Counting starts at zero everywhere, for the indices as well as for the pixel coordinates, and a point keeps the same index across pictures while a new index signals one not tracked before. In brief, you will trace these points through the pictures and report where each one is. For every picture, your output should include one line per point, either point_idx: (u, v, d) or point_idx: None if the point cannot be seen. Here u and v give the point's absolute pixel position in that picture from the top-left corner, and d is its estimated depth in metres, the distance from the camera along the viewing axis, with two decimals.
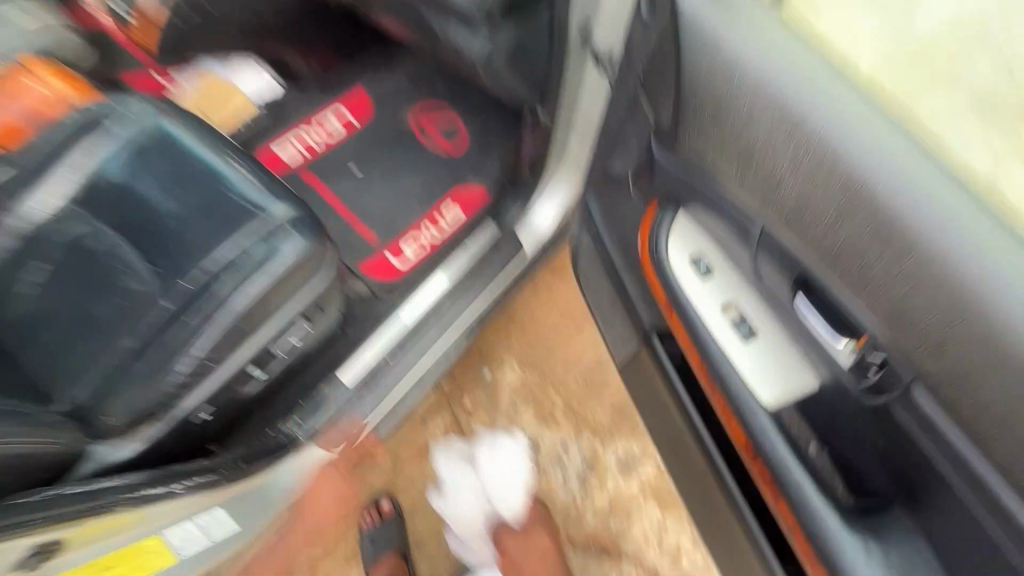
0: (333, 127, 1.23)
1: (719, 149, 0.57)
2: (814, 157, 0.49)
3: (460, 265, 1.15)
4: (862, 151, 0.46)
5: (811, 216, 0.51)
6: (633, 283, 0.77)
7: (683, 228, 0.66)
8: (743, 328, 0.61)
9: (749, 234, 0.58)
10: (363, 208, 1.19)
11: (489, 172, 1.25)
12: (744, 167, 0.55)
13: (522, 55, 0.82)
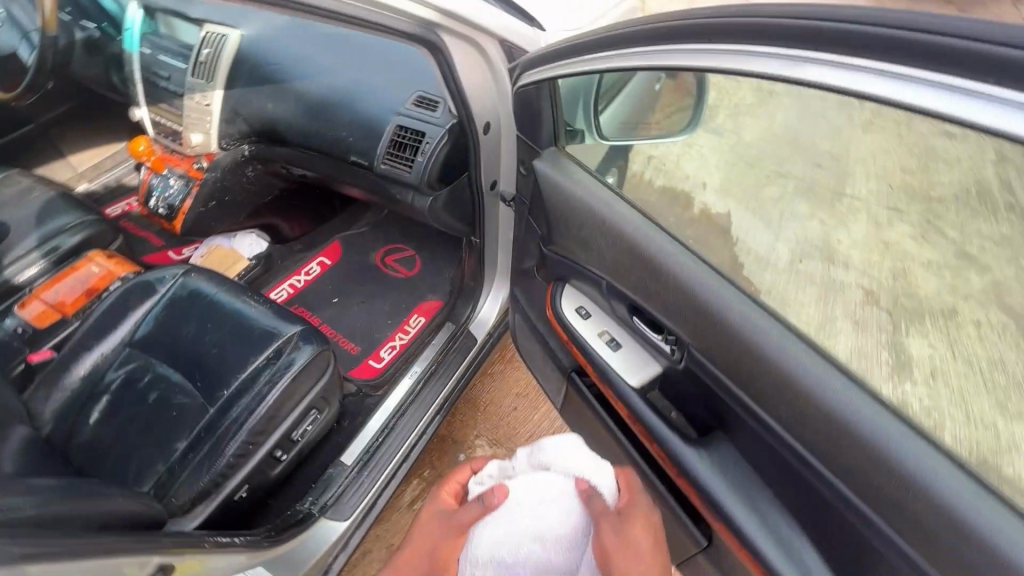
0: (315, 271, 1.64)
1: (577, 239, 0.93)
2: (609, 234, 0.86)
3: (429, 355, 1.44)
4: (629, 228, 0.84)
5: (618, 267, 0.87)
6: (552, 340, 1.11)
7: (570, 293, 1.00)
8: (612, 345, 0.92)
9: (598, 284, 0.93)
10: (346, 329, 1.53)
11: (441, 288, 1.62)
12: (582, 246, 0.92)
13: (455, 204, 1.25)
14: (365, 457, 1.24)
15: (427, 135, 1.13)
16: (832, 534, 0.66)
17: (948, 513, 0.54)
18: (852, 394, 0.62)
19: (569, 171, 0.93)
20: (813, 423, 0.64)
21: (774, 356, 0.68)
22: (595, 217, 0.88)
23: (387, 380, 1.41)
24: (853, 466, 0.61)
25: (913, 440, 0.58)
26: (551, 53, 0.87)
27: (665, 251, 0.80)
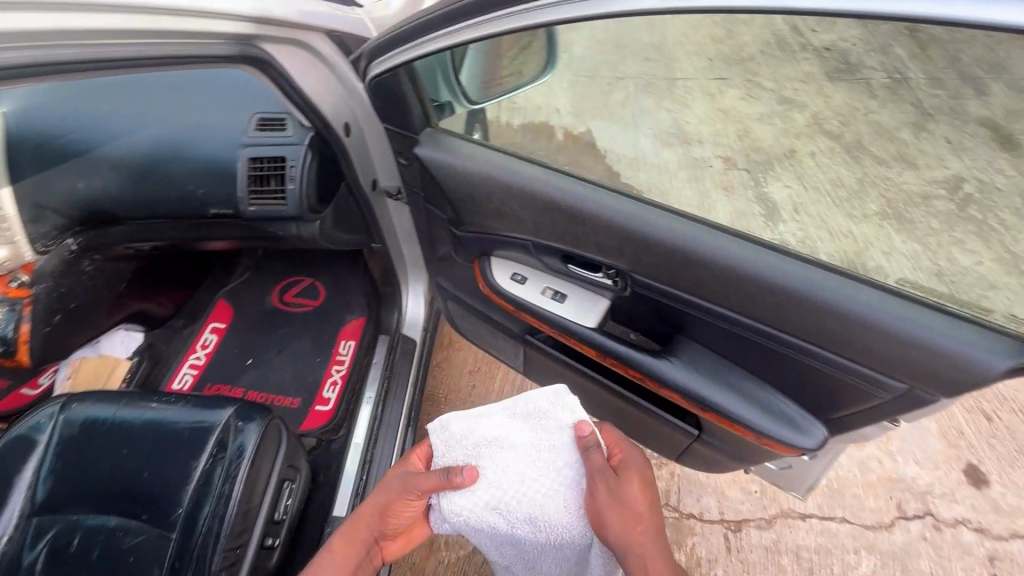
0: (213, 341, 1.47)
1: (484, 212, 0.91)
2: (521, 198, 0.85)
3: (375, 374, 1.37)
4: (539, 186, 0.83)
5: (542, 224, 0.86)
6: (494, 312, 1.11)
7: (498, 261, 0.99)
8: (558, 298, 0.94)
9: (526, 246, 0.92)
10: (275, 385, 1.40)
11: (356, 304, 1.54)
12: (498, 218, 0.90)
13: (341, 217, 1.16)
14: (359, 500, 1.18)
15: (287, 158, 1.02)
16: (800, 382, 0.77)
17: (890, 334, 0.64)
18: (788, 265, 0.69)
19: (457, 149, 0.89)
20: (764, 300, 0.71)
21: (713, 258, 0.73)
22: (501, 186, 0.85)
23: (345, 416, 1.33)
24: (806, 322, 0.70)
25: (844, 285, 0.66)
26: (393, 36, 0.78)
27: (582, 197, 0.80)
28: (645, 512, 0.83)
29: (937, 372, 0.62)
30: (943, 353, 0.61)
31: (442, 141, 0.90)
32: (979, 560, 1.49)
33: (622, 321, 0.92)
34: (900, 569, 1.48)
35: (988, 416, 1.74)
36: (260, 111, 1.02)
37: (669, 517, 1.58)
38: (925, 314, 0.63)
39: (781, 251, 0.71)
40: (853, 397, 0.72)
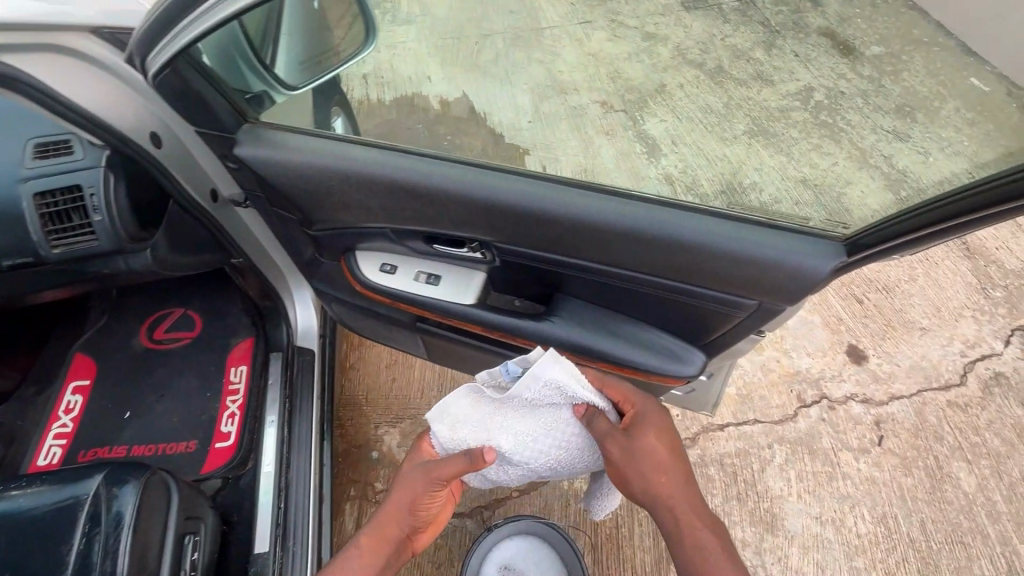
0: (79, 402, 1.30)
1: (328, 208, 0.84)
2: (357, 185, 0.78)
3: (274, 395, 1.28)
4: (371, 169, 0.76)
5: (385, 208, 0.80)
6: (378, 307, 1.06)
7: (364, 252, 0.93)
8: (433, 280, 0.89)
9: (387, 233, 0.86)
10: (163, 433, 1.27)
11: (240, 326, 1.42)
12: (345, 210, 0.83)
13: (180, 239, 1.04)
14: (280, 530, 1.11)
15: (82, 186, 0.88)
16: (668, 315, 0.80)
17: (733, 257, 0.67)
18: (633, 208, 0.70)
19: (275, 142, 0.80)
20: (620, 246, 0.72)
21: (562, 214, 0.71)
22: (332, 175, 0.78)
23: (249, 447, 1.23)
24: (661, 258, 0.71)
25: (685, 218, 0.68)
26: (167, 5, 0.66)
27: (418, 174, 0.75)
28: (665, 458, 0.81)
29: (776, 283, 0.67)
30: (779, 265, 0.66)
31: (257, 136, 0.80)
32: (868, 426, 1.68)
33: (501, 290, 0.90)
34: (808, 451, 1.64)
35: (860, 299, 1.94)
36: (35, 137, 0.89)
37: None
38: (758, 232, 0.67)
39: (624, 196, 0.71)
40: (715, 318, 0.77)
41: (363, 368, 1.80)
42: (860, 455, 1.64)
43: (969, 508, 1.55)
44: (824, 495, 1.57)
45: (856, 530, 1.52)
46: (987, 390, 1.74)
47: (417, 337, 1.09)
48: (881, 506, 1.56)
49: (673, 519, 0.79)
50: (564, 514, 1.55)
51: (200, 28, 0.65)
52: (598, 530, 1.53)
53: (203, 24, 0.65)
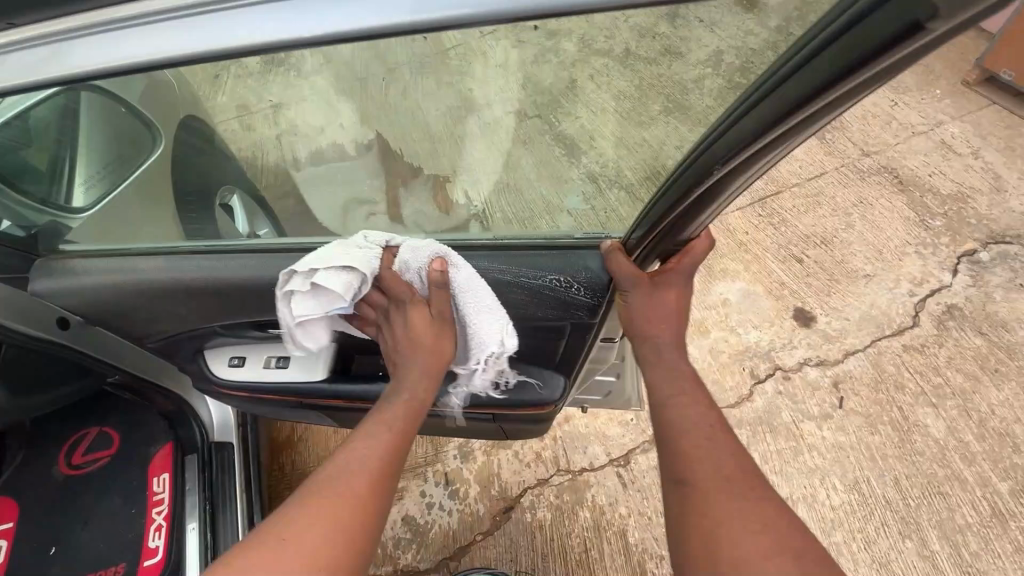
0: (3, 548, 1.27)
1: (157, 323, 0.95)
2: (232, 290, 0.89)
3: (197, 501, 1.25)
4: (239, 274, 0.87)
5: (259, 304, 0.91)
6: (255, 395, 1.03)
7: (223, 349, 1.02)
8: (283, 362, 0.98)
9: (249, 326, 0.96)
10: (93, 562, 1.24)
11: (157, 432, 1.38)
12: (161, 322, 0.95)
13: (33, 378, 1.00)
14: None
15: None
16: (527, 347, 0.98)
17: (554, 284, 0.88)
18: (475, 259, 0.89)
19: (141, 263, 0.88)
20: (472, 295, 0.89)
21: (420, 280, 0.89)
22: (204, 285, 0.88)
23: (177, 560, 1.20)
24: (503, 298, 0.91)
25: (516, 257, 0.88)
26: None
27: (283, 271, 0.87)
28: (690, 384, 0.88)
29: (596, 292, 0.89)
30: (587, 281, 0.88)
31: (120, 262, 0.88)
32: (827, 390, 1.62)
33: (367, 353, 1.02)
34: (769, 429, 1.58)
35: (800, 258, 1.86)
36: None
37: (563, 481, 1.58)
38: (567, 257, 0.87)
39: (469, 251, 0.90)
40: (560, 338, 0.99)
41: (313, 437, 1.76)
42: (823, 422, 1.57)
43: (942, 456, 1.50)
44: (793, 472, 1.51)
45: (829, 503, 1.46)
46: (942, 327, 1.68)
47: (305, 411, 1.08)
48: (852, 472, 1.50)
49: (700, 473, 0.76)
50: (530, 548, 1.50)
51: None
52: (568, 558, 1.48)
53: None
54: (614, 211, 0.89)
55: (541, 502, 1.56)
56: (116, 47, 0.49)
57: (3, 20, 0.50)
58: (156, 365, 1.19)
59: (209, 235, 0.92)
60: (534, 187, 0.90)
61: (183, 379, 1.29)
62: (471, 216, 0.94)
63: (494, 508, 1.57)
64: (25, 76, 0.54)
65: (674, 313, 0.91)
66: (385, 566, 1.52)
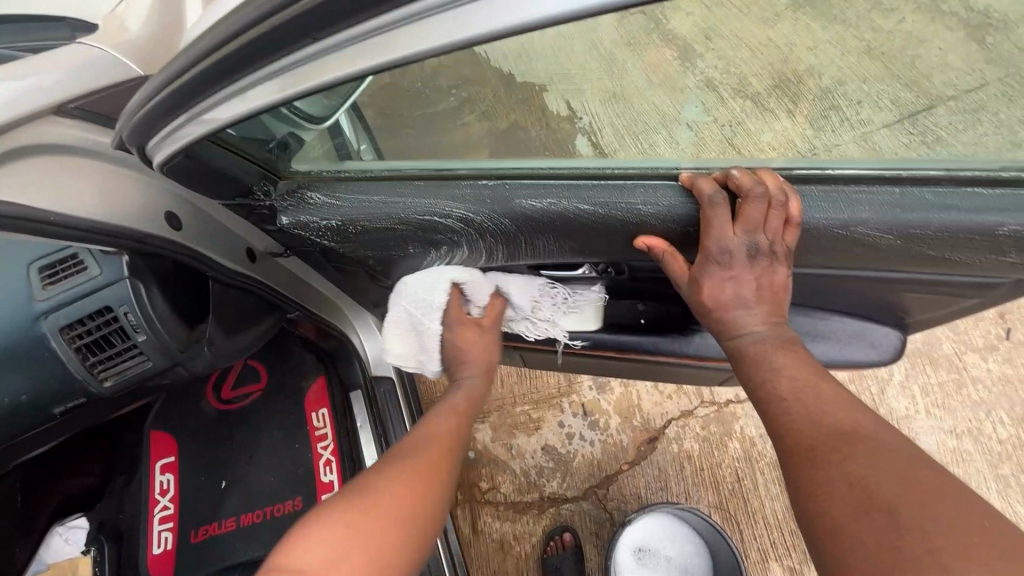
0: (172, 481, 1.23)
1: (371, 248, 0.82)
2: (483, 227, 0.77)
3: (369, 438, 1.20)
4: (605, 210, 0.72)
5: (621, 240, 0.76)
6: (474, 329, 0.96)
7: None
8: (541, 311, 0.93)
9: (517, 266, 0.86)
10: (267, 496, 1.21)
11: (307, 366, 1.31)
12: (383, 250, 0.82)
13: (232, 319, 0.94)
14: None
15: (113, 306, 0.79)
16: (856, 296, 0.82)
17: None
18: (926, 195, 0.65)
19: (488, 194, 0.74)
20: (916, 243, 0.66)
21: (839, 224, 0.68)
22: (553, 221, 0.74)
23: None
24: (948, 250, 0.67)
25: (978, 194, 0.63)
26: (196, 71, 0.53)
27: (674, 204, 0.70)
28: (791, 379, 0.66)
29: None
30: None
31: (442, 188, 0.75)
32: (992, 320, 1.51)
33: (627, 298, 0.92)
34: (930, 361, 1.50)
35: None
36: (36, 260, 0.78)
37: (709, 413, 1.53)
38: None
39: (912, 181, 0.66)
40: (907, 300, 0.80)
41: None
42: (989, 354, 1.49)
43: None
44: (956, 406, 1.45)
45: (996, 436, 1.41)
46: None
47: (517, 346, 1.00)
48: (1019, 406, 1.43)
49: (791, 456, 0.60)
50: (679, 477, 1.49)
51: (227, 117, 0.57)
52: (720, 487, 1.47)
53: (228, 112, 0.57)
54: (740, 124, 0.74)
55: (687, 433, 1.52)
56: (447, 32, 0.41)
57: (330, 28, 0.43)
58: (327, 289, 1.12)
59: (561, 158, 0.76)
60: (647, 97, 0.73)
61: (339, 314, 1.20)
62: (578, 130, 0.75)
63: (638, 438, 1.53)
64: (343, 70, 0.48)
65: (756, 292, 0.72)
66: (532, 494, 1.52)
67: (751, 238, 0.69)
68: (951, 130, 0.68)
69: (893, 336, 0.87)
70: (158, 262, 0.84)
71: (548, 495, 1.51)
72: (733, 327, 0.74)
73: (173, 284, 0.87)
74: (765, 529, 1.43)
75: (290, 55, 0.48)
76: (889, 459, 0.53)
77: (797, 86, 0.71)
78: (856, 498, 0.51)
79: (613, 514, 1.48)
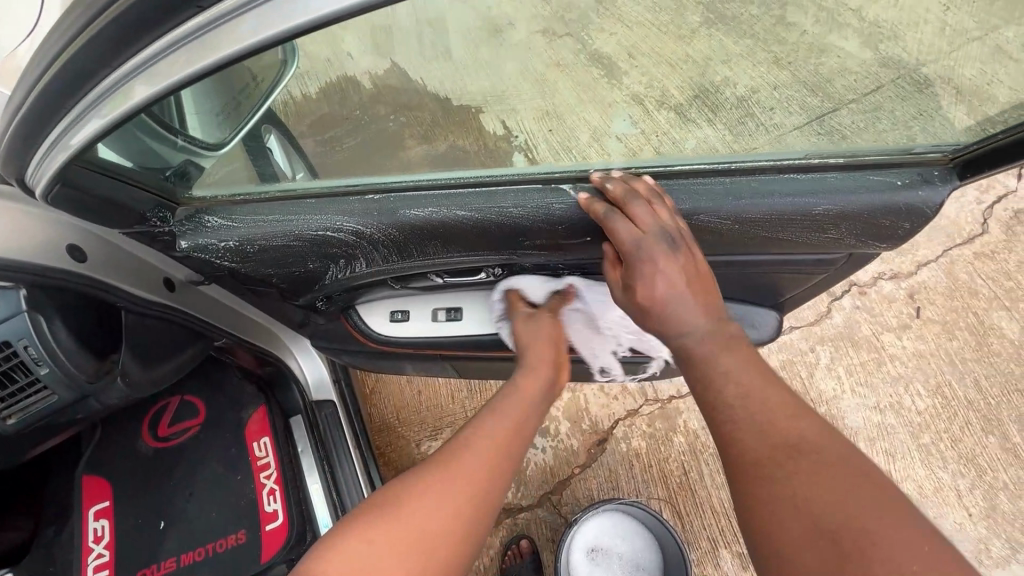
0: (107, 527, 1.19)
1: (277, 267, 0.84)
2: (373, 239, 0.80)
3: (312, 461, 1.21)
4: (480, 214, 0.77)
5: (503, 241, 0.82)
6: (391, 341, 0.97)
7: (386, 303, 1.00)
8: (455, 315, 0.97)
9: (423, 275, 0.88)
10: (209, 533, 1.18)
11: (247, 397, 1.30)
12: (284, 266, 0.84)
13: (149, 350, 0.91)
14: None
15: (10, 340, 0.74)
16: (744, 278, 0.90)
17: (844, 208, 0.73)
18: (753, 183, 0.74)
19: (374, 206, 0.77)
20: (749, 226, 0.76)
21: (686, 213, 0.76)
22: (435, 229, 0.78)
23: (303, 520, 1.17)
24: (778, 229, 0.78)
25: (795, 180, 0.73)
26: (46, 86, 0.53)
27: (542, 204, 0.76)
28: (726, 366, 0.68)
29: (892, 215, 0.73)
30: (887, 201, 0.72)
31: (330, 205, 0.77)
32: (903, 301, 1.63)
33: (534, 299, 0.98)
34: (851, 343, 1.60)
35: None
36: None
37: (654, 410, 1.58)
38: (862, 177, 0.73)
39: (741, 171, 0.75)
40: (783, 276, 0.89)
41: (387, 389, 1.68)
42: (903, 332, 1.59)
43: (1018, 355, 1.55)
44: (877, 383, 1.55)
45: (915, 408, 1.51)
46: (1010, 231, 1.68)
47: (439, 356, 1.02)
48: (933, 378, 1.54)
49: (734, 469, 0.61)
50: (629, 475, 1.52)
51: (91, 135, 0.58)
52: (669, 481, 1.51)
53: (87, 132, 0.58)
54: (666, 134, 0.77)
55: (634, 432, 1.56)
56: (277, 19, 0.43)
57: (165, 21, 0.44)
58: (258, 316, 1.12)
59: (450, 167, 0.79)
60: (577, 111, 0.76)
61: (273, 340, 1.20)
62: (515, 148, 0.77)
63: (588, 441, 1.57)
64: (187, 69, 0.49)
65: (691, 287, 0.76)
66: None
67: (660, 228, 0.73)
68: (851, 130, 0.76)
69: (768, 315, 0.96)
70: (61, 293, 0.79)
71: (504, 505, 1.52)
72: (678, 324, 0.75)
73: (79, 315, 0.82)
74: (714, 518, 1.47)
75: (134, 55, 0.48)
76: (848, 470, 0.55)
77: (715, 95, 0.75)
78: (800, 522, 0.53)
79: (568, 518, 1.50)
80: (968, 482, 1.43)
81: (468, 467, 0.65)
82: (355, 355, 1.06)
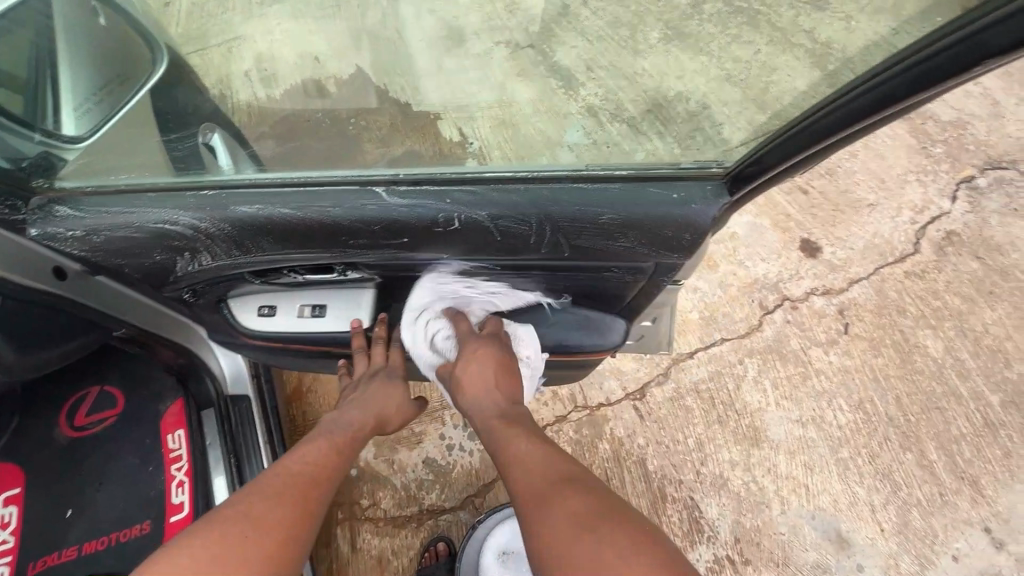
0: (15, 514, 1.19)
1: (131, 262, 0.83)
2: (206, 236, 0.79)
3: (220, 455, 1.23)
4: (302, 212, 0.75)
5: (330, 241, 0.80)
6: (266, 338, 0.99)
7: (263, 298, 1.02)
8: (319, 313, 0.97)
9: (280, 271, 0.88)
10: (115, 522, 1.19)
11: (166, 390, 1.31)
12: (134, 263, 0.83)
13: (25, 336, 0.95)
14: None
15: None
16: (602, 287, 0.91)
17: (625, 217, 0.73)
18: (547, 192, 0.73)
19: (207, 202, 0.77)
20: (552, 229, 0.75)
21: (486, 217, 0.74)
22: (262, 228, 0.77)
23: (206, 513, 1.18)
24: (580, 237, 0.77)
25: (587, 189, 0.73)
26: None
27: (357, 205, 0.75)
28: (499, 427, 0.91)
29: (673, 226, 0.73)
30: (662, 213, 0.72)
31: (167, 198, 0.77)
32: (833, 317, 1.65)
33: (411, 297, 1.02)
34: (779, 357, 1.61)
35: (806, 190, 1.82)
36: None
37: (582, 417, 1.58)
38: (640, 190, 0.73)
39: (537, 179, 0.74)
40: (610, 281, 0.89)
41: (322, 389, 1.69)
42: (830, 348, 1.61)
43: (940, 374, 1.57)
44: (802, 397, 1.56)
45: (837, 423, 1.53)
46: (941, 252, 1.71)
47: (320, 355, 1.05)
48: (857, 394, 1.56)
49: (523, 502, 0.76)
50: None
51: None
52: None
53: None
54: (614, 143, 0.87)
55: (561, 438, 1.57)
56: None
57: None
58: (159, 309, 1.11)
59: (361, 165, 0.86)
60: (534, 123, 0.90)
61: (178, 335, 1.19)
62: (469, 154, 0.88)
63: None
64: None
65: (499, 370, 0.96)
66: (411, 507, 1.54)
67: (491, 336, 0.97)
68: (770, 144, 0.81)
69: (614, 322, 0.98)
70: None
71: (427, 507, 1.53)
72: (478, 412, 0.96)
73: None
74: None
75: None
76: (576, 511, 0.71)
77: (667, 110, 0.86)
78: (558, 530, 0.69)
79: None
80: (882, 498, 1.45)
81: (287, 484, 0.83)
82: (257, 352, 1.07)
